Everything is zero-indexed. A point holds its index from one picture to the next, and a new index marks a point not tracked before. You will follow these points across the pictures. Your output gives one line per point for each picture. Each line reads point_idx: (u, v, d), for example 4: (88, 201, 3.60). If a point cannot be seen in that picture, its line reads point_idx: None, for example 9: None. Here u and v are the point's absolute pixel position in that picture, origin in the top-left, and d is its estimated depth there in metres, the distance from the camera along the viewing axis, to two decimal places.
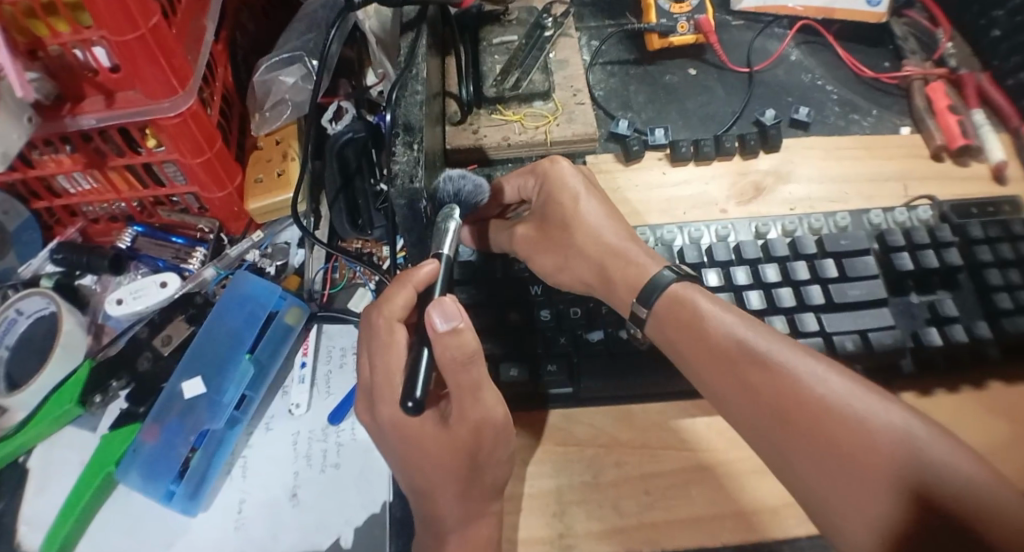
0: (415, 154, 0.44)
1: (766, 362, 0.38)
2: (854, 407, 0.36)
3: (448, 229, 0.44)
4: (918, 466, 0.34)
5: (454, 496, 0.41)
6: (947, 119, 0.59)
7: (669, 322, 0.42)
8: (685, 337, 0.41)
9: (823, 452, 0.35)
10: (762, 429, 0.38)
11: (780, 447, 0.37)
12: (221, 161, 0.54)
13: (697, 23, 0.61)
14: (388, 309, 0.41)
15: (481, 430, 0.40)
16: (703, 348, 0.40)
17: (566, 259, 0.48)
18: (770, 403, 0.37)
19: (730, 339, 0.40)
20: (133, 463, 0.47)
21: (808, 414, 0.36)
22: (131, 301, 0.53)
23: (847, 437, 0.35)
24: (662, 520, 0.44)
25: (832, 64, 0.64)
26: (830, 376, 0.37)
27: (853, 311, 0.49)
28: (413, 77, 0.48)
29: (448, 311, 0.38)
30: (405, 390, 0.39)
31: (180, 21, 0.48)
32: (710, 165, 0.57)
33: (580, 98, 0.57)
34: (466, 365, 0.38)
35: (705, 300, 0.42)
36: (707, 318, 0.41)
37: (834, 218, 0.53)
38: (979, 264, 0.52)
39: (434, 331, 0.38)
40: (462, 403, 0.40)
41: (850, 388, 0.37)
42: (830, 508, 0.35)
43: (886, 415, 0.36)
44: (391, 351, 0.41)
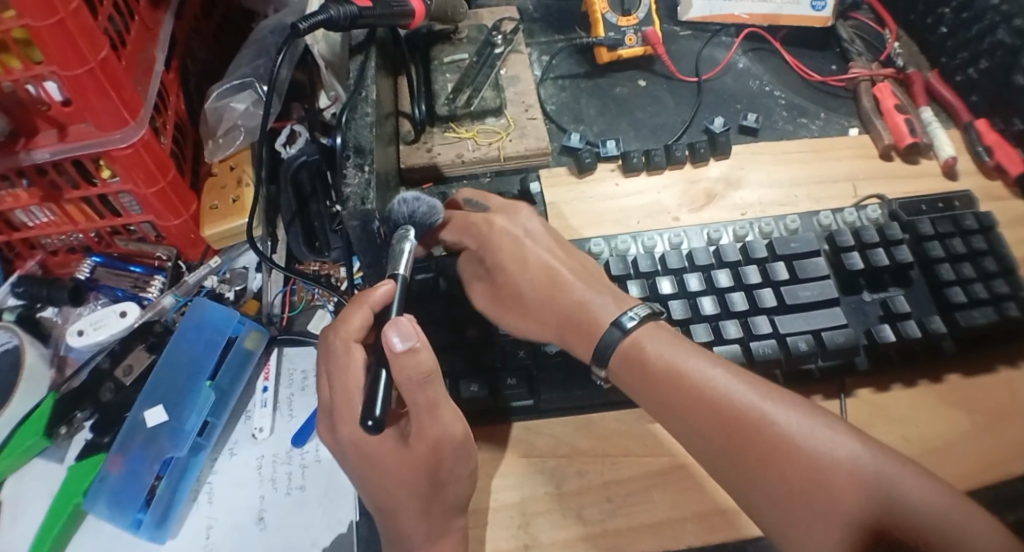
0: (366, 175, 0.45)
1: (720, 405, 0.39)
2: (808, 442, 0.37)
3: (403, 251, 0.44)
4: (873, 500, 0.35)
5: (415, 517, 0.41)
6: (895, 118, 0.60)
7: (627, 371, 0.42)
8: (642, 384, 0.41)
9: (782, 493, 0.36)
10: (721, 468, 0.38)
11: (741, 486, 0.38)
12: (176, 190, 0.54)
13: (644, 35, 0.62)
14: (344, 329, 0.41)
15: (440, 447, 0.40)
16: (660, 394, 0.40)
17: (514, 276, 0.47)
18: (727, 448, 0.38)
19: (687, 382, 0.40)
20: (99, 494, 0.47)
21: (764, 456, 0.37)
22: (91, 332, 0.53)
23: (802, 474, 0.36)
24: (626, 526, 0.45)
25: (779, 70, 0.65)
26: (782, 411, 0.38)
27: (806, 311, 0.50)
28: (362, 99, 0.49)
29: (405, 331, 0.38)
30: (364, 409, 0.38)
31: (129, 52, 0.49)
32: (662, 174, 0.58)
33: (532, 113, 0.59)
34: (422, 384, 0.38)
35: (657, 343, 0.42)
36: (661, 363, 0.41)
37: (784, 221, 0.54)
38: (932, 260, 0.53)
39: (390, 351, 0.38)
40: (419, 420, 0.39)
41: (803, 422, 0.38)
42: (791, 542, 0.36)
43: (838, 449, 0.37)
44: (349, 372, 0.40)
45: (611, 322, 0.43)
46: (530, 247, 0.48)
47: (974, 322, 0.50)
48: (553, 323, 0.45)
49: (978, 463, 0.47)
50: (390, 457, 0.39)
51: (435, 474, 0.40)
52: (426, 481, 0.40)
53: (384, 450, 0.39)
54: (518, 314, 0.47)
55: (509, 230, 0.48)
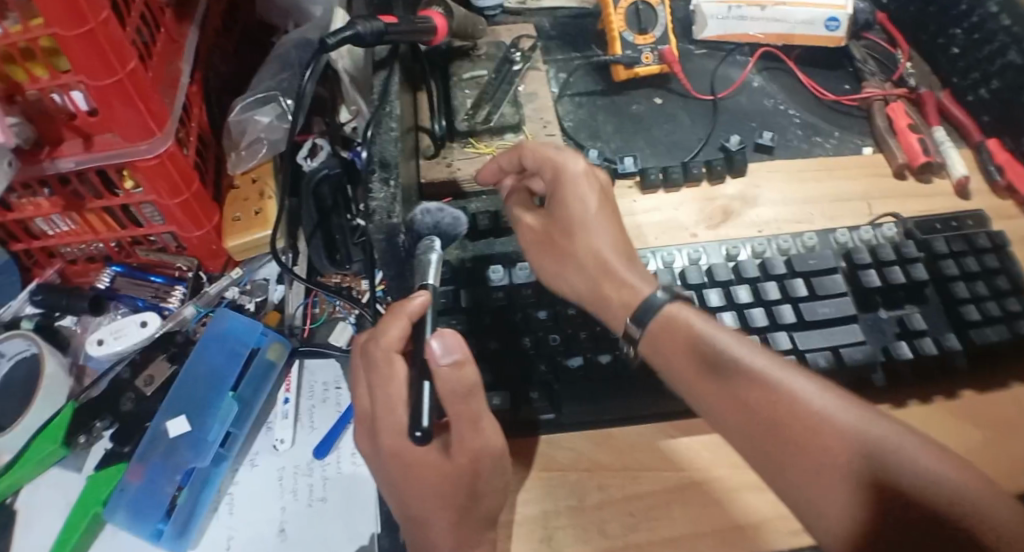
0: (392, 190, 0.44)
1: (758, 377, 0.38)
2: (851, 421, 0.36)
3: (430, 261, 0.46)
4: (895, 474, 0.33)
5: (448, 526, 0.41)
6: (908, 137, 0.61)
7: (655, 339, 0.42)
8: (677, 353, 0.41)
9: (801, 461, 0.36)
10: (756, 441, 0.37)
11: (775, 461, 0.37)
12: (198, 201, 0.54)
13: (661, 53, 0.63)
14: (383, 340, 0.41)
15: (480, 460, 0.40)
16: (695, 363, 0.40)
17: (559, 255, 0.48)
18: (763, 419, 0.37)
19: (724, 352, 0.40)
20: (120, 503, 0.47)
21: (802, 430, 0.36)
22: (111, 342, 0.53)
23: (841, 449, 0.35)
24: (647, 540, 0.45)
25: (793, 89, 0.66)
26: (824, 391, 0.37)
27: (825, 328, 0.51)
28: (387, 114, 0.49)
29: (450, 343, 0.38)
30: (412, 419, 0.39)
31: (156, 64, 0.49)
32: (678, 192, 0.59)
33: (550, 129, 0.59)
34: (465, 397, 0.38)
35: (688, 316, 0.42)
36: (699, 333, 0.41)
37: (801, 238, 0.55)
38: (946, 277, 0.54)
39: (435, 363, 0.38)
40: (461, 434, 0.39)
41: (830, 396, 0.37)
42: (827, 522, 0.34)
43: (869, 429, 0.35)
44: (392, 383, 0.39)
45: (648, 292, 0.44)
46: (594, 210, 0.48)
47: (988, 340, 0.51)
48: (586, 284, 0.47)
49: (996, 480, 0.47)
50: (420, 470, 0.39)
51: (473, 486, 0.40)
52: (465, 495, 0.40)
53: (419, 463, 0.39)
54: (553, 270, 0.49)
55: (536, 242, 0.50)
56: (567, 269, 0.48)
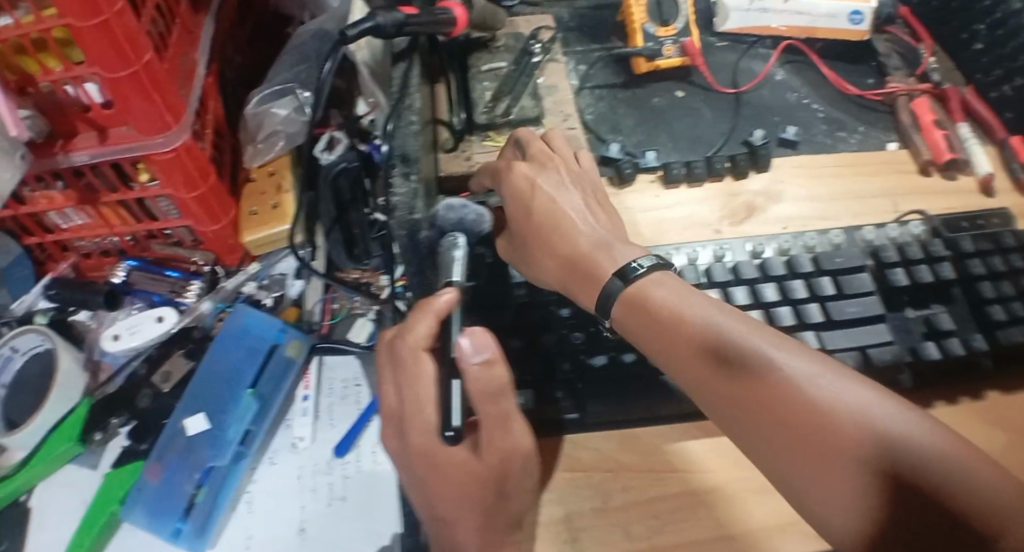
0: (412, 184, 0.44)
1: (725, 350, 0.36)
2: (821, 390, 0.34)
3: (455, 258, 0.46)
4: (885, 448, 0.32)
5: (477, 526, 0.39)
6: (933, 134, 0.60)
7: (626, 315, 0.41)
8: (645, 329, 0.40)
9: (785, 437, 0.34)
10: (729, 418, 0.36)
11: (749, 436, 0.35)
12: (216, 195, 0.53)
13: (683, 45, 0.62)
14: (411, 337, 0.41)
15: (511, 457, 0.39)
16: (662, 339, 0.39)
17: (530, 247, 0.49)
18: (732, 394, 0.36)
19: (689, 325, 0.38)
20: (137, 501, 0.47)
21: (772, 404, 0.34)
22: (127, 337, 0.53)
23: (812, 422, 0.33)
24: (673, 543, 0.44)
25: (816, 82, 0.65)
26: (794, 359, 0.35)
27: (853, 327, 0.50)
28: (406, 108, 0.49)
29: (478, 342, 0.38)
30: (442, 418, 0.39)
31: (171, 56, 0.48)
32: (701, 186, 0.58)
33: (570, 122, 0.58)
34: (496, 396, 0.38)
35: (662, 290, 0.40)
36: (663, 307, 0.39)
37: (828, 236, 0.54)
38: (973, 277, 0.53)
39: (464, 362, 0.38)
40: (489, 433, 0.39)
41: (814, 368, 0.35)
42: (808, 498, 0.33)
43: (840, 398, 0.33)
44: (419, 383, 0.40)
45: (614, 271, 0.43)
46: (550, 192, 0.49)
47: (1014, 341, 0.50)
48: (557, 280, 0.47)
49: None
50: (445, 470, 0.39)
51: (501, 485, 0.40)
52: (491, 493, 0.39)
53: (443, 464, 0.39)
54: (523, 265, 0.50)
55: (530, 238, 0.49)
56: (535, 260, 0.48)
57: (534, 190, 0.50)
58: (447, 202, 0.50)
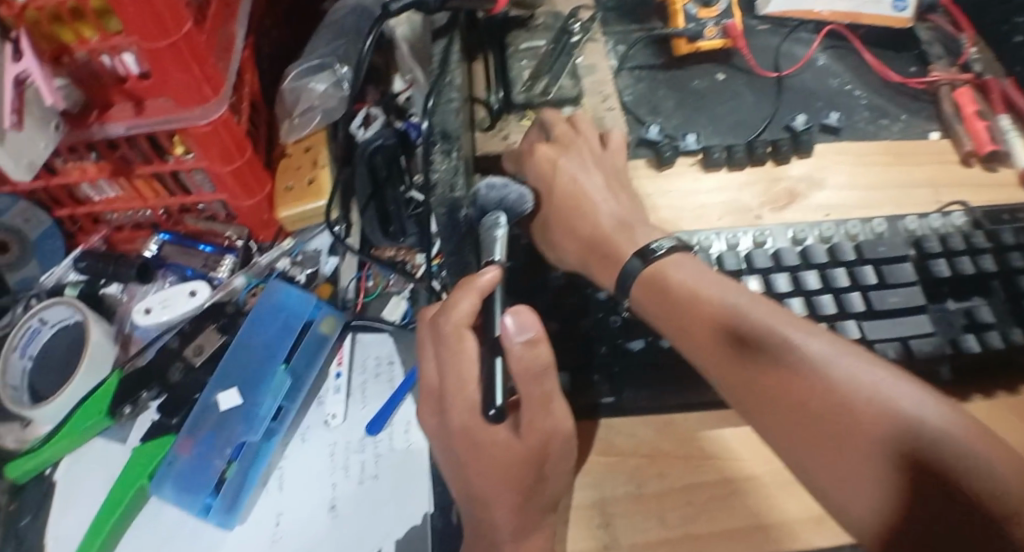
0: (454, 161, 0.43)
1: (740, 328, 0.37)
2: (833, 369, 0.34)
3: (498, 237, 0.45)
4: (899, 430, 0.31)
5: (512, 508, 0.39)
6: (976, 124, 0.59)
7: (644, 295, 0.42)
8: (662, 308, 0.40)
9: (794, 414, 0.34)
10: (740, 395, 0.36)
11: (760, 414, 0.36)
12: (251, 169, 0.53)
13: (724, 27, 0.60)
14: (455, 315, 0.39)
15: (552, 439, 0.39)
16: (678, 317, 0.39)
17: (555, 227, 0.50)
18: (744, 371, 0.36)
19: (705, 305, 0.38)
20: (167, 477, 0.46)
21: (783, 381, 0.34)
22: (159, 311, 0.53)
23: (821, 399, 0.33)
24: (709, 532, 0.44)
25: (858, 69, 0.63)
26: (809, 339, 0.35)
27: (894, 317, 0.49)
28: (447, 84, 0.48)
29: (522, 323, 0.37)
30: (485, 398, 0.38)
31: (210, 27, 0.47)
32: (742, 171, 0.56)
33: (609, 104, 0.57)
34: (540, 377, 0.38)
35: (681, 272, 0.41)
36: (681, 287, 0.40)
37: (871, 224, 0.53)
38: (1013, 269, 0.52)
39: (508, 341, 0.37)
40: (531, 415, 0.38)
41: (832, 350, 0.35)
42: (816, 477, 0.33)
43: (851, 376, 0.33)
44: (461, 359, 0.39)
45: (635, 252, 0.43)
46: (572, 175, 0.51)
47: None
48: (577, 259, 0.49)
49: None
50: (485, 448, 0.38)
51: (540, 468, 0.39)
52: (532, 475, 0.39)
53: (485, 443, 0.38)
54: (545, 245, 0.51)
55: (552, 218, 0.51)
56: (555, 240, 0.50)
57: (557, 171, 0.51)
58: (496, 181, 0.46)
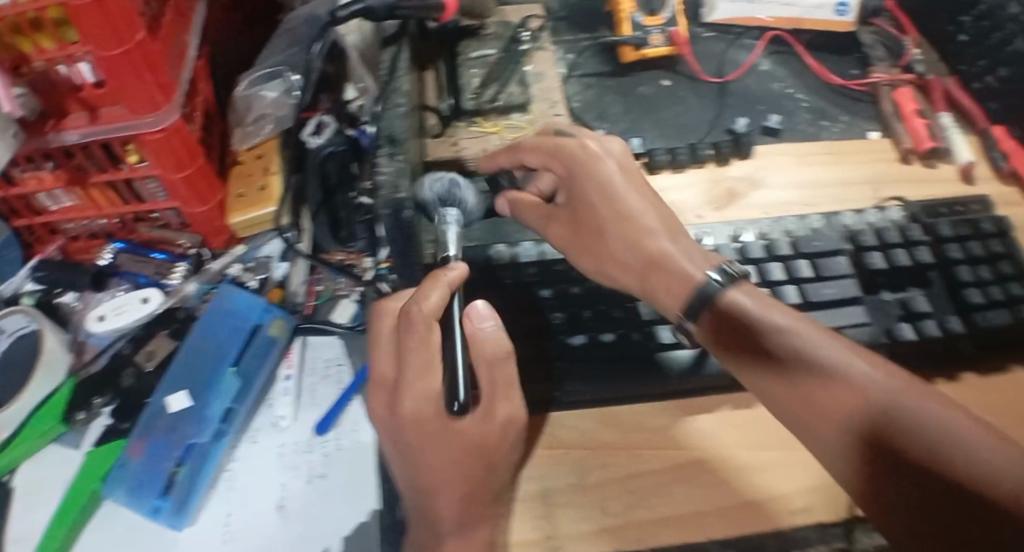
0: (399, 164, 0.45)
1: (814, 362, 0.37)
2: (909, 408, 0.34)
3: (450, 233, 0.47)
4: (977, 475, 0.31)
5: (456, 495, 0.41)
6: (914, 122, 0.61)
7: (709, 321, 0.41)
8: (726, 337, 0.40)
9: (866, 452, 0.34)
10: (809, 427, 0.36)
11: (831, 450, 0.35)
12: (203, 176, 0.53)
13: (670, 35, 0.62)
14: (425, 306, 0.41)
15: (508, 428, 0.41)
16: (746, 346, 0.39)
17: (603, 245, 0.47)
18: (812, 403, 0.36)
19: (777, 337, 0.38)
20: (119, 479, 0.47)
21: (856, 416, 0.34)
22: (112, 318, 0.53)
23: (899, 437, 0.33)
24: (648, 519, 0.45)
25: (801, 73, 0.65)
26: (883, 378, 0.35)
27: (831, 308, 0.51)
28: (395, 91, 0.49)
29: (482, 313, 0.42)
30: (450, 393, 0.40)
31: (164, 36, 0.48)
32: (686, 173, 0.58)
33: (557, 110, 0.59)
34: (504, 361, 0.42)
35: (750, 301, 0.41)
36: (750, 316, 0.40)
37: (807, 220, 0.55)
38: (951, 261, 0.53)
39: (477, 329, 0.41)
40: (492, 400, 0.41)
41: (907, 390, 0.34)
42: (888, 518, 0.33)
43: (925, 415, 0.33)
44: (427, 348, 0.40)
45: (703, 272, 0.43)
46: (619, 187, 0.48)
47: (993, 324, 0.51)
48: (635, 275, 0.46)
49: None
50: (438, 438, 0.40)
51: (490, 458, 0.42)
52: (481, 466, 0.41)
53: (440, 433, 0.40)
54: (592, 268, 0.48)
55: (598, 233, 0.48)
56: (610, 255, 0.47)
57: (603, 183, 0.48)
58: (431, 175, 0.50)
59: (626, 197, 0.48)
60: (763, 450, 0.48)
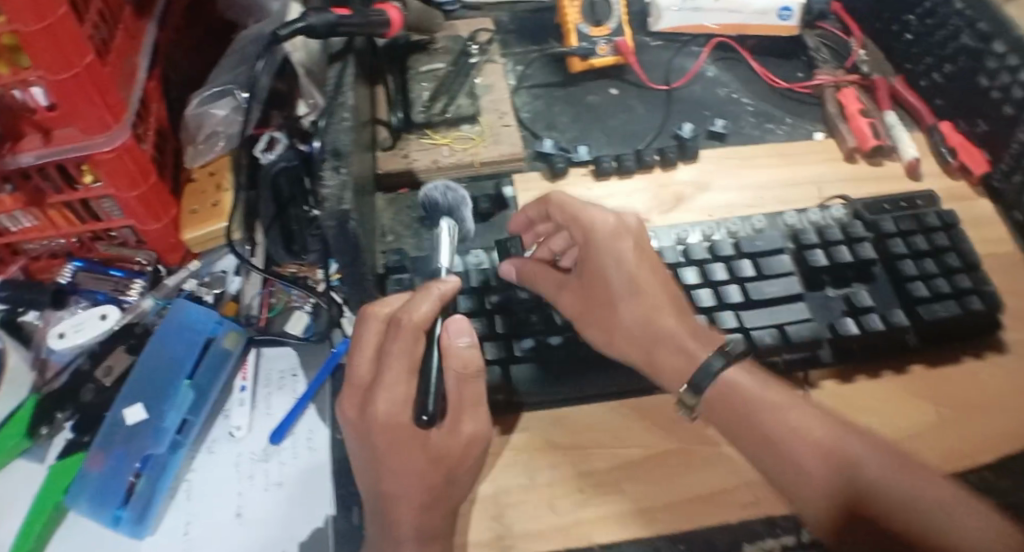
0: (342, 177, 0.44)
1: (816, 447, 0.39)
2: (904, 491, 0.37)
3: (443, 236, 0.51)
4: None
5: (408, 504, 0.41)
6: (858, 121, 0.62)
7: (714, 400, 0.43)
8: (732, 420, 0.42)
9: (868, 533, 0.37)
10: (812, 507, 0.39)
11: (832, 529, 0.38)
12: (158, 195, 0.55)
13: (615, 45, 0.64)
14: (409, 316, 0.41)
15: (473, 443, 0.42)
16: (752, 430, 0.41)
17: (614, 317, 0.48)
18: (815, 486, 0.38)
19: (780, 421, 0.40)
20: (82, 491, 0.47)
21: (854, 499, 0.37)
22: (73, 335, 0.54)
23: (898, 519, 0.36)
24: (597, 516, 0.45)
25: (746, 78, 0.67)
26: (878, 458, 0.38)
27: (773, 306, 0.51)
28: (340, 105, 0.49)
29: (459, 330, 0.42)
30: (418, 404, 0.41)
31: (114, 59, 0.49)
32: (632, 178, 0.59)
33: (505, 120, 0.61)
34: (474, 378, 0.42)
35: (751, 382, 0.43)
36: (754, 399, 0.42)
37: (750, 221, 0.56)
38: (894, 256, 0.54)
39: (450, 342, 0.42)
40: (460, 409, 0.42)
41: (900, 471, 0.38)
42: None
43: (920, 496, 0.37)
44: (405, 354, 0.41)
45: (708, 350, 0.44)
46: (630, 264, 0.48)
47: (936, 316, 0.51)
48: (639, 349, 0.47)
49: (950, 454, 0.48)
50: (405, 447, 0.40)
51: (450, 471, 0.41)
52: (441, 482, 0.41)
53: (408, 441, 0.40)
54: (599, 340, 0.49)
55: (609, 305, 0.48)
56: (619, 329, 0.47)
57: (614, 260, 0.48)
58: (444, 183, 0.55)
59: (638, 274, 0.48)
60: (708, 446, 0.49)
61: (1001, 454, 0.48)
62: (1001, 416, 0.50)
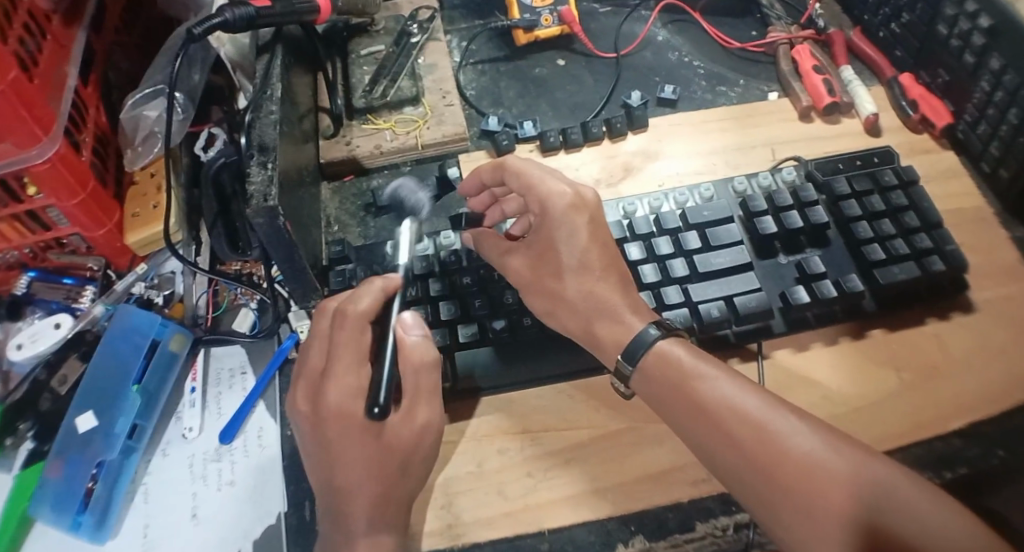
0: (269, 173, 0.43)
1: (752, 420, 0.39)
2: (835, 463, 0.37)
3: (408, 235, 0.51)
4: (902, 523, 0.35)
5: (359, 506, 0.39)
6: (813, 79, 0.60)
7: (651, 373, 0.43)
8: (669, 391, 0.42)
9: (800, 504, 0.37)
10: (747, 479, 0.38)
11: (766, 501, 0.38)
12: (97, 199, 0.54)
13: (560, 14, 0.63)
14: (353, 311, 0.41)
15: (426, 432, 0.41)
16: (689, 402, 0.41)
17: (559, 289, 0.47)
18: (750, 460, 0.38)
19: (717, 395, 0.40)
20: (43, 499, 0.48)
21: (790, 471, 0.37)
22: (30, 345, 0.54)
23: (831, 489, 0.37)
24: (547, 500, 0.45)
25: (698, 40, 0.65)
26: (811, 432, 0.39)
27: (721, 277, 0.50)
28: (268, 98, 0.48)
29: (412, 325, 0.43)
30: (371, 397, 0.39)
31: (41, 71, 0.49)
32: (580, 152, 0.58)
33: (449, 99, 0.59)
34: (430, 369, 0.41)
35: (688, 355, 0.42)
36: (690, 371, 0.41)
37: (698, 190, 0.54)
38: (849, 219, 0.52)
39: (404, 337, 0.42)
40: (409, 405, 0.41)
41: (832, 444, 0.38)
42: None
43: (856, 469, 0.37)
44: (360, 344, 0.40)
45: (647, 322, 0.44)
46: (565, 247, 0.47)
47: (895, 279, 0.49)
48: (580, 319, 0.46)
49: (908, 421, 0.47)
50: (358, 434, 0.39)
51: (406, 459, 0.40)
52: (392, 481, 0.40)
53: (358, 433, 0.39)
54: (543, 308, 0.48)
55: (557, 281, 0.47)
56: (565, 301, 0.47)
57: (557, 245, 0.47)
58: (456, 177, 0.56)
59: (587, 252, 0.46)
60: (658, 422, 0.48)
61: (964, 419, 0.47)
62: (963, 379, 0.48)
